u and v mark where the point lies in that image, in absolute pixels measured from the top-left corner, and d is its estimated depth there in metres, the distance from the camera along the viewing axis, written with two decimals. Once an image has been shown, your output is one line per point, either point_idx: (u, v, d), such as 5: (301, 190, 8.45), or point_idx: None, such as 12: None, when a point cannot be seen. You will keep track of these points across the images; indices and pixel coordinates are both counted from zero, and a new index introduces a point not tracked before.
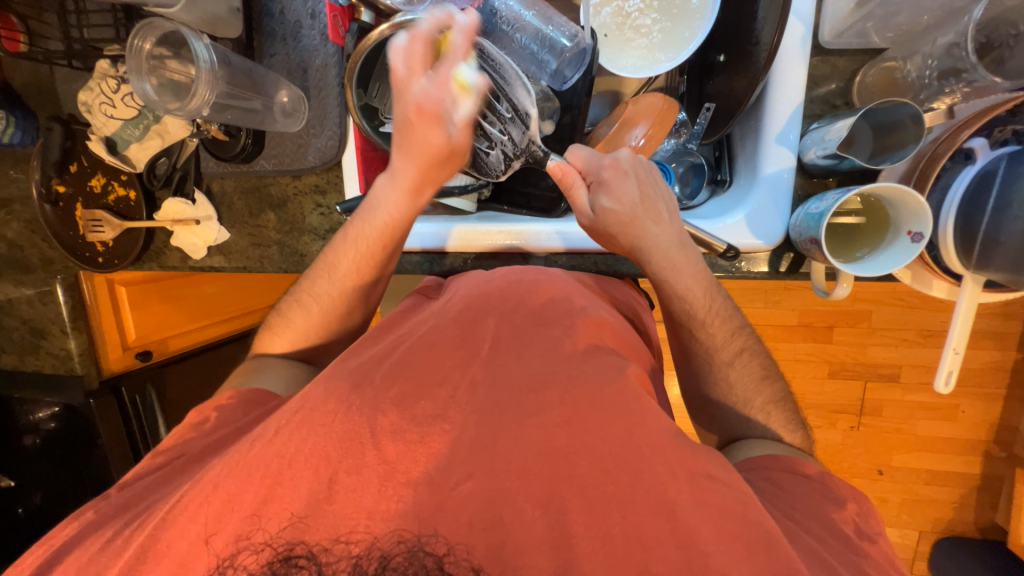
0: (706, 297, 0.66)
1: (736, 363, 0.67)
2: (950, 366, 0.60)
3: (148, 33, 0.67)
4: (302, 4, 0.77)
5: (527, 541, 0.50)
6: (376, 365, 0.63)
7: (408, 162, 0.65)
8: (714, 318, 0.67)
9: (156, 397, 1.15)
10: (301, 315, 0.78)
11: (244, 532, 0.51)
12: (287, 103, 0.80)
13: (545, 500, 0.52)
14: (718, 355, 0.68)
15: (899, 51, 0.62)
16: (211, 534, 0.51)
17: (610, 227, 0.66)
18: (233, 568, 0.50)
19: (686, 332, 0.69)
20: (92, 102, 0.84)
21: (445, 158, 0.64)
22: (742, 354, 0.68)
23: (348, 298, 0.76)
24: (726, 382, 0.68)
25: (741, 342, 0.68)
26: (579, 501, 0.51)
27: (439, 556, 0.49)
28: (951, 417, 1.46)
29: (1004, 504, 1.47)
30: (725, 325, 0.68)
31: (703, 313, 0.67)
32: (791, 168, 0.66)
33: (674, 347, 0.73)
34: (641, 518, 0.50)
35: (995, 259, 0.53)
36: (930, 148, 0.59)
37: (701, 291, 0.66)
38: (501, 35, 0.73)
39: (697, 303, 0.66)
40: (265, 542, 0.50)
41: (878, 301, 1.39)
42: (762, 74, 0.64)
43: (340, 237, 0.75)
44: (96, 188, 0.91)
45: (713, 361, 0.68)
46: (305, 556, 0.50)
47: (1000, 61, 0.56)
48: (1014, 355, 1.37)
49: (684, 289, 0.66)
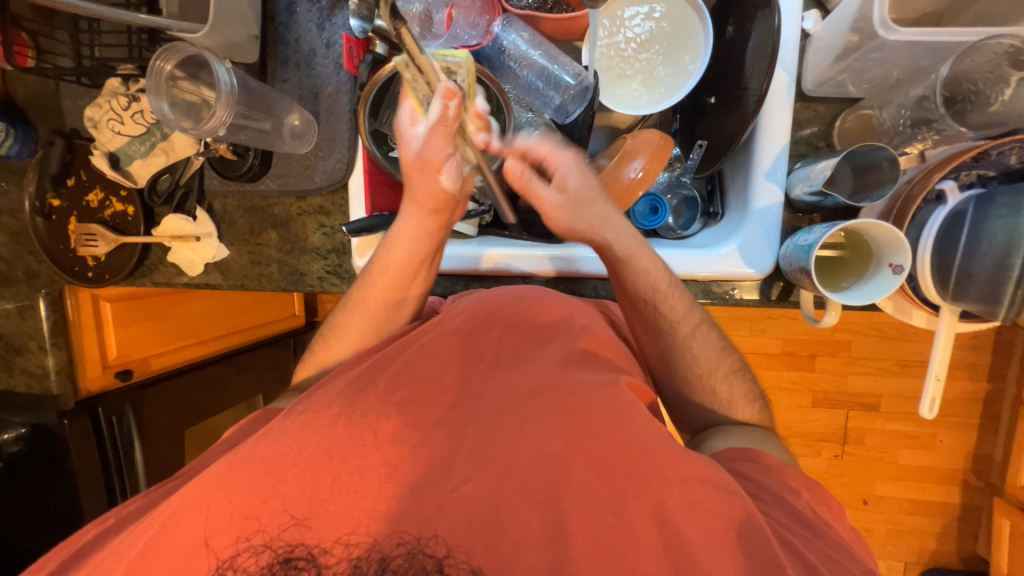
0: (667, 275, 0.67)
1: (699, 334, 0.68)
2: (933, 393, 0.62)
3: (170, 56, 0.68)
4: (318, 34, 0.80)
5: (529, 543, 0.50)
6: (381, 369, 0.62)
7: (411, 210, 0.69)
8: (671, 293, 0.67)
9: (133, 419, 1.08)
10: (318, 335, 0.79)
11: (246, 533, 0.50)
12: (297, 126, 0.82)
13: (543, 512, 0.52)
14: (680, 327, 0.68)
15: (875, 101, 0.68)
16: (211, 535, 0.50)
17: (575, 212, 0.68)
18: (233, 569, 0.49)
19: (649, 309, 0.68)
20: (99, 118, 0.85)
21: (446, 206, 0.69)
22: (701, 326, 0.69)
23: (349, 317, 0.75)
24: (701, 372, 0.68)
25: (700, 314, 0.69)
26: (580, 507, 0.52)
27: (440, 558, 0.49)
28: (930, 447, 1.50)
29: (983, 534, 1.50)
30: (683, 301, 0.68)
31: (656, 295, 0.67)
32: (779, 203, 0.70)
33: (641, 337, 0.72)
34: (641, 524, 0.51)
35: (969, 291, 0.56)
36: (906, 189, 0.63)
37: (658, 267, 0.67)
38: (508, 69, 0.80)
39: (658, 276, 0.66)
40: (265, 544, 0.50)
41: (856, 332, 1.44)
42: (752, 115, 0.69)
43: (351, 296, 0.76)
44: (93, 203, 0.90)
45: (678, 336, 0.68)
46: (305, 557, 0.49)
47: (964, 112, 0.62)
48: (984, 386, 1.43)
49: (641, 269, 0.66)
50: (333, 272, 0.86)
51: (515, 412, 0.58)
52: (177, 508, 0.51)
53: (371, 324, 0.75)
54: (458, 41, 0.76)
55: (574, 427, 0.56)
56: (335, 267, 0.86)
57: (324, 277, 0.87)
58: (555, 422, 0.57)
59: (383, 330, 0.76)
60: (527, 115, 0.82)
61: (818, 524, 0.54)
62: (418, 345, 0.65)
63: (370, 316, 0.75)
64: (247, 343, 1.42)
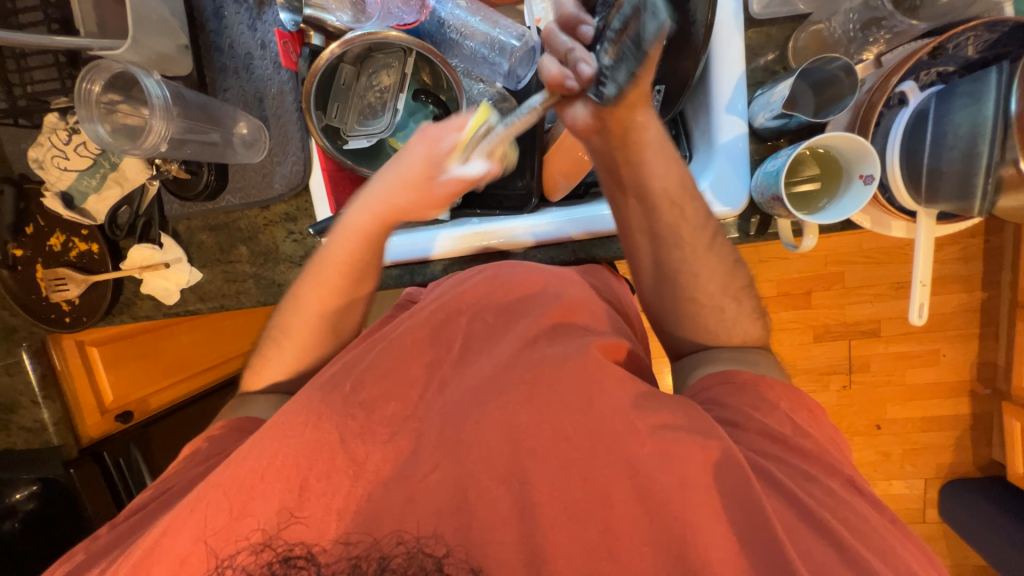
0: (682, 181, 0.60)
1: (716, 246, 0.62)
2: (920, 299, 0.62)
3: (96, 76, 0.66)
4: (251, 35, 0.77)
5: (536, 505, 0.51)
6: (349, 370, 0.61)
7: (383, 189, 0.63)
8: (686, 203, 0.60)
9: (140, 456, 1.07)
10: (269, 338, 0.73)
11: (241, 535, 0.52)
12: (246, 134, 0.80)
13: (511, 477, 0.53)
14: (692, 244, 0.61)
15: (823, 14, 0.66)
16: (211, 531, 0.52)
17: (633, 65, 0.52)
18: (233, 568, 0.51)
19: (665, 228, 0.61)
20: (44, 158, 0.82)
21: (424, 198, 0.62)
22: (716, 238, 0.62)
23: (314, 316, 0.71)
24: (711, 288, 0.62)
25: (714, 227, 0.62)
26: (581, 463, 0.53)
27: (439, 557, 0.51)
28: (934, 363, 1.51)
29: (996, 439, 1.53)
30: (698, 212, 0.61)
31: (671, 198, 0.60)
32: (744, 134, 0.68)
33: (645, 290, 0.67)
34: (644, 472, 0.51)
35: (941, 189, 0.56)
36: (867, 97, 0.62)
37: (671, 170, 0.59)
38: (452, 42, 0.78)
39: (673, 181, 0.59)
40: (264, 543, 0.52)
41: (848, 261, 1.43)
42: (701, 49, 0.67)
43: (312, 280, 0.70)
44: (55, 247, 0.88)
45: (694, 252, 0.61)
46: (305, 556, 0.51)
47: (914, 9, 0.61)
48: (980, 295, 1.44)
49: (657, 166, 0.58)
50: None
51: (505, 383, 0.58)
52: (188, 526, 0.52)
53: (354, 263, 0.68)
54: (394, 19, 0.75)
55: (566, 391, 0.56)
56: None
57: None
58: (547, 386, 0.56)
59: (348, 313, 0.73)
60: (479, 86, 0.80)
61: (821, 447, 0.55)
62: (386, 341, 0.64)
63: (349, 258, 0.67)
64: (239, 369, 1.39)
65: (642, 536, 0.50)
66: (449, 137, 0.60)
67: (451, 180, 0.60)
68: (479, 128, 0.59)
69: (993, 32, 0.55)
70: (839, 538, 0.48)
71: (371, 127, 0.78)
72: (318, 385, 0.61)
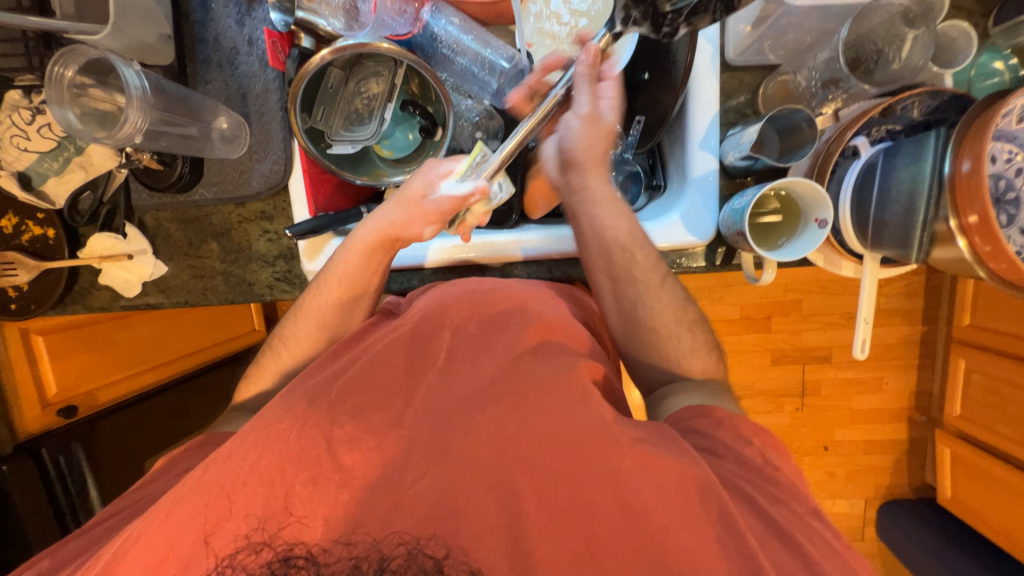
0: (631, 230, 0.68)
1: (666, 285, 0.68)
2: (864, 335, 0.67)
3: (69, 60, 0.63)
4: (238, 30, 0.76)
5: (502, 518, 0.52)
6: (332, 380, 0.61)
7: (388, 210, 0.71)
8: (635, 247, 0.68)
9: (84, 454, 1.01)
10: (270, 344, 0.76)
11: (244, 532, 0.51)
12: (226, 129, 0.78)
13: (498, 484, 0.54)
14: (644, 281, 0.68)
15: (790, 66, 0.71)
16: (211, 534, 0.51)
17: (592, 139, 0.67)
18: (233, 568, 0.50)
19: (619, 265, 0.68)
20: (1, 136, 0.77)
21: (415, 214, 0.69)
22: (667, 279, 0.69)
23: (311, 326, 0.73)
24: (665, 322, 0.68)
25: (663, 269, 0.69)
26: (556, 476, 0.53)
27: (439, 558, 0.51)
28: (878, 390, 1.62)
29: (929, 464, 1.65)
30: (647, 255, 0.68)
31: (622, 245, 0.68)
32: (715, 170, 0.73)
33: (612, 325, 0.71)
34: (620, 485, 0.52)
35: (885, 237, 0.61)
36: (824, 147, 0.68)
37: (620, 220, 0.68)
38: (443, 57, 0.80)
39: (622, 229, 0.68)
40: (264, 543, 0.51)
41: (807, 290, 1.52)
42: (681, 87, 0.72)
43: (312, 289, 0.74)
44: (6, 229, 0.82)
45: (646, 288, 0.68)
46: (305, 556, 0.51)
47: (869, 72, 0.68)
48: (920, 328, 1.56)
49: (609, 218, 0.68)
50: (284, 279, 0.84)
51: (477, 396, 0.58)
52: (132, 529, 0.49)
53: (348, 282, 0.72)
54: (387, 30, 0.75)
55: (537, 407, 0.57)
56: (284, 273, 0.84)
57: (274, 285, 0.84)
58: (525, 400, 0.57)
59: (340, 325, 0.75)
60: (467, 102, 0.85)
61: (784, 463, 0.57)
62: (368, 356, 0.64)
63: (349, 275, 0.72)
64: (201, 366, 1.33)
65: (616, 547, 0.51)
66: (446, 166, 0.71)
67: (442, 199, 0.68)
68: (475, 159, 0.70)
69: (935, 99, 0.62)
70: (806, 548, 0.49)
71: (356, 133, 0.77)
72: (294, 395, 0.60)
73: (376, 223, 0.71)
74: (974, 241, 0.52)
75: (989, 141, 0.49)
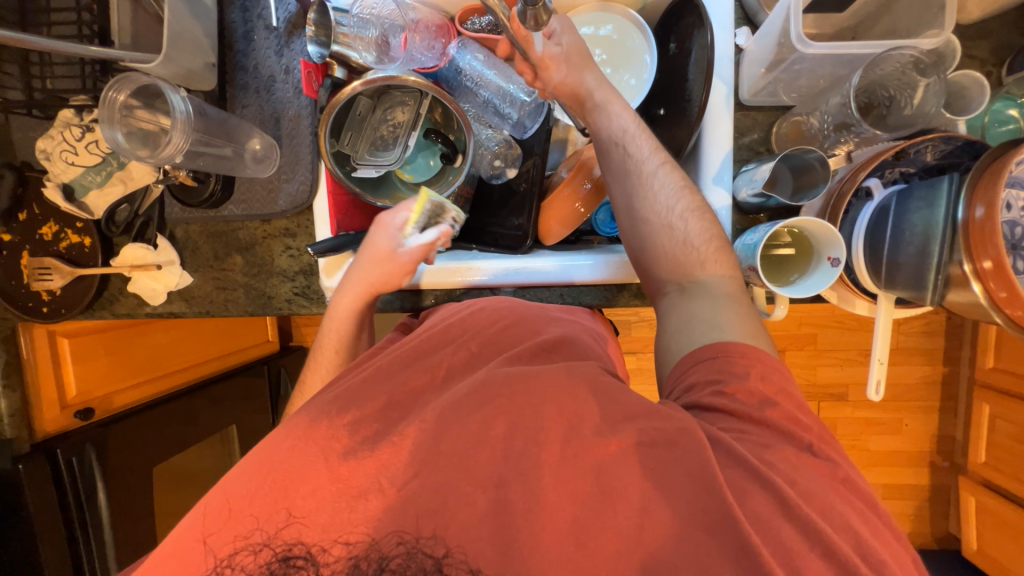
0: (629, 120, 0.72)
1: (660, 172, 0.70)
2: (879, 376, 0.66)
3: (123, 86, 0.68)
4: (276, 60, 0.81)
5: (506, 537, 0.51)
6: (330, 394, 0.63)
7: (360, 267, 0.76)
8: (634, 135, 0.71)
9: (96, 458, 1.01)
10: (309, 364, 0.83)
11: (243, 532, 0.53)
12: (258, 150, 0.82)
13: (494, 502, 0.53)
14: (642, 166, 0.70)
15: (804, 108, 0.73)
16: (210, 535, 0.53)
17: (573, 49, 0.72)
18: (233, 568, 0.51)
19: (616, 152, 0.71)
20: (52, 150, 0.83)
21: (390, 262, 0.75)
22: (665, 165, 0.70)
23: (326, 350, 0.80)
24: (661, 207, 0.68)
25: (664, 155, 0.71)
26: (559, 488, 0.52)
27: (438, 558, 0.51)
28: (898, 431, 1.56)
29: (954, 513, 1.57)
30: (647, 142, 0.71)
31: (620, 136, 0.71)
32: (728, 206, 0.74)
33: (622, 225, 0.72)
34: (622, 505, 0.51)
35: (899, 278, 0.62)
36: (838, 187, 0.69)
37: (621, 114, 0.72)
38: (466, 90, 0.86)
39: (621, 119, 0.72)
40: (264, 543, 0.52)
41: (821, 325, 1.50)
42: (694, 124, 0.74)
43: (317, 337, 0.81)
44: (46, 236, 0.87)
45: (640, 174, 0.70)
46: (304, 556, 0.52)
47: (881, 117, 0.70)
48: (941, 369, 1.51)
49: (612, 112, 0.72)
50: (303, 294, 0.86)
51: (484, 413, 0.58)
52: None
53: (342, 346, 0.80)
54: (415, 63, 0.79)
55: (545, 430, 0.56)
56: (304, 288, 0.86)
57: (292, 299, 0.87)
58: (529, 411, 0.57)
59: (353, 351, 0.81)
60: (487, 131, 0.88)
61: (823, 467, 0.52)
62: (372, 368, 0.67)
63: (342, 332, 0.79)
64: (213, 375, 1.36)
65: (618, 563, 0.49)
66: (400, 215, 0.76)
67: (414, 248, 0.75)
68: (423, 207, 0.75)
69: (948, 144, 0.63)
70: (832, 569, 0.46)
71: (381, 158, 0.81)
72: (309, 413, 0.60)
73: (356, 281, 0.76)
74: (990, 286, 0.52)
75: (1002, 188, 0.50)
